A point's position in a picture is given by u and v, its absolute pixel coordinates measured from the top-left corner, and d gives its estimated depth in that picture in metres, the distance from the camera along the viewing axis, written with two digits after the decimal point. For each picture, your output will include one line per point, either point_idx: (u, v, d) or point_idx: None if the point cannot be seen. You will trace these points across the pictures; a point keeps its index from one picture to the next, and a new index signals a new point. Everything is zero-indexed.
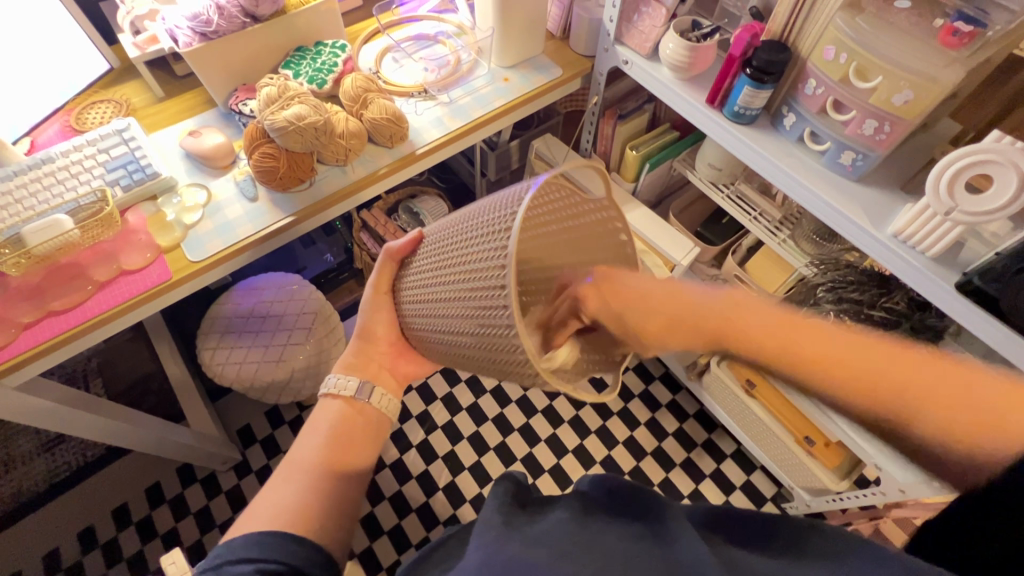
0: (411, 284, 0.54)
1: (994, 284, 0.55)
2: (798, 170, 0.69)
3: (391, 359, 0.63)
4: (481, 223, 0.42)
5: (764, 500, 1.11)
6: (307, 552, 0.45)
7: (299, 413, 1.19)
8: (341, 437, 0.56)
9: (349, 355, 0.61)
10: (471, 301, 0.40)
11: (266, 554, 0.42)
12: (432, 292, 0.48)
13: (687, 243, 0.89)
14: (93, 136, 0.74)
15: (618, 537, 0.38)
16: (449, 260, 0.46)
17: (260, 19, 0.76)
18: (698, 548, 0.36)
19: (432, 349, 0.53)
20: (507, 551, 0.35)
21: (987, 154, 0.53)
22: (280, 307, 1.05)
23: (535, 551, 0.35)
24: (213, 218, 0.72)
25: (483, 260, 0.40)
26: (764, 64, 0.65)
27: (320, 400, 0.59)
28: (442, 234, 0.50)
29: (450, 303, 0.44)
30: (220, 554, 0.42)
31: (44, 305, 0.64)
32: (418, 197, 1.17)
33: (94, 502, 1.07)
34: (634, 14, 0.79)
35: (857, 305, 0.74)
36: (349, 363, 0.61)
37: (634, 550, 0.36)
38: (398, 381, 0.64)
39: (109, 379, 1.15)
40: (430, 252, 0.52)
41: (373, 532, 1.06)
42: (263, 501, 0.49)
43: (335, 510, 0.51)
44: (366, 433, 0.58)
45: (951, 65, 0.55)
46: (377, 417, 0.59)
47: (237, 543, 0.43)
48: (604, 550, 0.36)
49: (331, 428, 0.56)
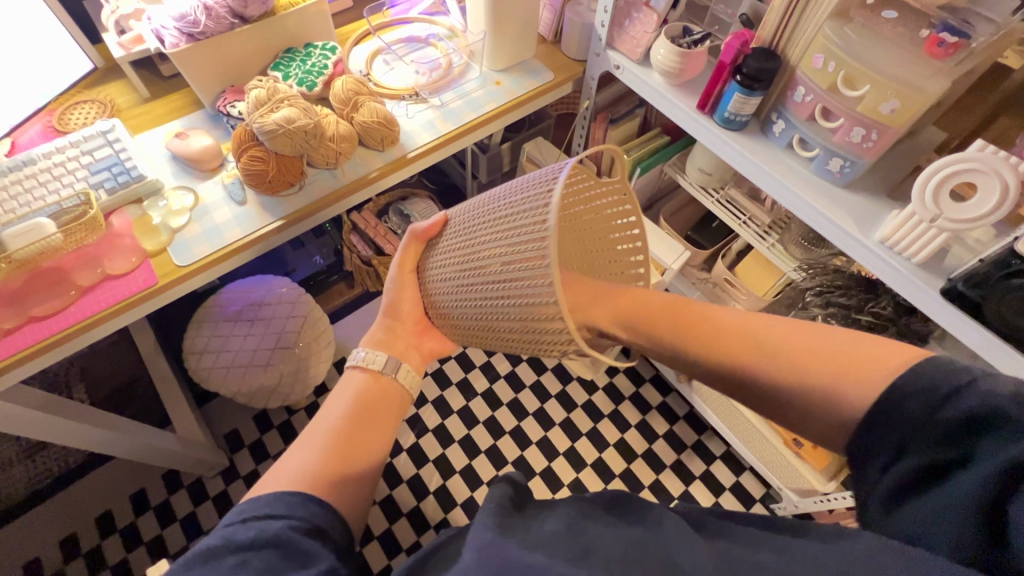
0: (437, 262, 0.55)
1: (977, 291, 0.56)
2: (787, 177, 0.69)
3: (418, 336, 0.61)
4: (526, 200, 0.45)
5: (752, 501, 1.12)
6: (330, 515, 0.44)
7: (288, 418, 1.18)
8: (362, 415, 0.52)
9: (378, 331, 0.59)
10: (518, 277, 0.43)
11: (291, 511, 0.42)
12: (464, 270, 0.50)
13: (676, 247, 0.90)
14: (76, 137, 0.72)
15: (615, 539, 0.37)
16: (483, 242, 0.48)
17: (248, 20, 0.76)
18: (696, 549, 0.36)
19: (456, 326, 0.55)
20: (503, 550, 0.35)
21: (973, 163, 0.53)
22: (267, 310, 1.03)
23: (533, 551, 0.35)
24: (201, 222, 0.71)
25: (531, 236, 0.42)
26: (754, 71, 0.66)
27: (345, 372, 0.56)
28: (473, 214, 0.52)
29: (486, 277, 0.46)
30: (244, 509, 0.42)
31: (25, 311, 0.63)
32: (409, 200, 1.16)
33: (76, 509, 1.05)
34: (625, 19, 0.79)
35: (844, 309, 0.78)
36: (379, 339, 0.58)
37: (635, 546, 0.37)
38: (424, 357, 0.61)
39: (93, 384, 1.13)
40: (460, 225, 0.54)
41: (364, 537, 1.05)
42: (278, 469, 0.47)
43: (353, 498, 0.48)
44: (384, 414, 0.54)
45: (936, 75, 0.56)
46: (399, 395, 0.56)
47: (258, 502, 0.43)
48: (602, 555, 0.36)
49: (356, 400, 0.53)
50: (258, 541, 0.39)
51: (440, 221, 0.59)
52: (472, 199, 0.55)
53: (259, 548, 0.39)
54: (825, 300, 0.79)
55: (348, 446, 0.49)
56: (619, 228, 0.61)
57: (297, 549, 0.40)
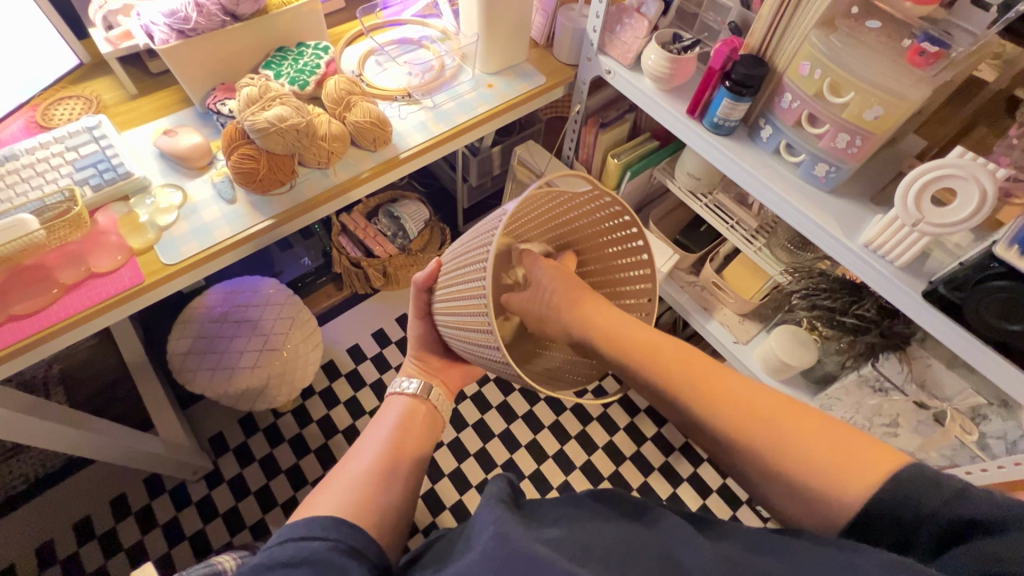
0: (454, 325, 0.54)
1: (958, 293, 0.58)
2: (774, 181, 0.71)
3: (442, 369, 0.73)
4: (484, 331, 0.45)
5: (739, 502, 1.13)
6: (363, 537, 0.48)
7: (275, 421, 1.16)
8: (404, 428, 0.66)
9: (411, 365, 0.74)
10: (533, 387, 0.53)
11: (327, 534, 0.47)
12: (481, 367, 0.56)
13: (665, 251, 0.92)
14: (60, 133, 0.71)
15: (617, 540, 0.39)
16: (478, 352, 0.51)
17: (240, 18, 0.75)
18: (699, 552, 0.37)
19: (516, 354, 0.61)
20: (510, 544, 0.37)
21: (952, 169, 0.55)
22: (255, 312, 1.02)
23: (541, 547, 0.37)
24: (189, 220, 0.70)
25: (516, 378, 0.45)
26: (742, 77, 0.67)
27: (387, 397, 0.70)
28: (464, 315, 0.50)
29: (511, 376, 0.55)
30: (286, 532, 0.47)
31: (6, 308, 0.61)
32: (399, 201, 1.18)
33: (54, 515, 1.02)
34: (617, 25, 0.81)
35: (829, 312, 0.80)
36: (415, 368, 0.73)
37: (637, 548, 0.38)
38: (453, 387, 0.75)
39: (72, 385, 1.10)
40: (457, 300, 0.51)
41: None
42: (330, 484, 0.57)
43: (393, 511, 0.55)
44: (425, 431, 0.68)
45: (917, 84, 0.58)
46: (432, 415, 0.70)
47: (298, 526, 0.47)
48: (606, 554, 0.37)
49: (399, 419, 0.67)
50: (295, 558, 0.43)
51: (433, 269, 0.63)
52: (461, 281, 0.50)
53: (297, 564, 0.43)
54: (811, 303, 0.81)
55: (390, 460, 0.61)
56: (603, 209, 0.55)
57: (331, 567, 0.43)
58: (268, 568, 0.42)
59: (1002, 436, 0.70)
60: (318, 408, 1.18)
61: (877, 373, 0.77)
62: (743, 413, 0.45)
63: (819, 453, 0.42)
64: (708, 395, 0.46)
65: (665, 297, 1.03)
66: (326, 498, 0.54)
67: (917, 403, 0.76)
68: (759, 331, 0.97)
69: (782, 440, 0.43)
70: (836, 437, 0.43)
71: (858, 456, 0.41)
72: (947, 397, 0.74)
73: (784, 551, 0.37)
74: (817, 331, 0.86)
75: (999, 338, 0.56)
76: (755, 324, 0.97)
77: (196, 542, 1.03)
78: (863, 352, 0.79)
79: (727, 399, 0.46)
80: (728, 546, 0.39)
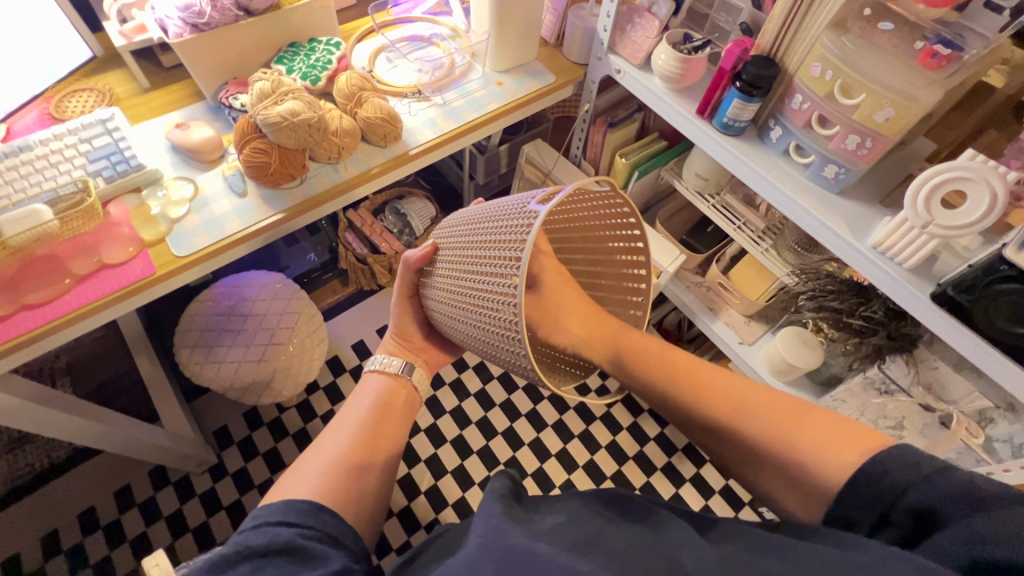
0: (457, 308, 0.54)
1: (966, 296, 0.58)
2: (782, 181, 0.71)
3: (423, 346, 0.72)
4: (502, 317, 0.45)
5: (742, 504, 1.13)
6: (339, 524, 0.50)
7: (279, 416, 1.17)
8: (385, 406, 0.65)
9: (390, 342, 0.72)
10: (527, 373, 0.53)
11: (300, 520, 0.48)
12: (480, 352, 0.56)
13: (672, 251, 0.92)
14: (75, 125, 0.72)
15: (619, 540, 0.39)
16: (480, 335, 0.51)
17: (253, 13, 0.76)
18: (700, 553, 0.37)
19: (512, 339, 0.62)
20: (505, 541, 0.37)
21: (962, 172, 0.55)
22: (261, 306, 1.03)
23: (538, 545, 0.37)
24: (201, 213, 0.71)
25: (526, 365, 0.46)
26: (753, 78, 0.67)
27: (367, 374, 0.69)
28: (475, 298, 0.49)
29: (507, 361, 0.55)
30: (257, 516, 0.48)
31: (19, 298, 0.62)
32: (406, 199, 1.19)
33: (59, 506, 1.03)
34: (628, 25, 0.81)
35: (836, 313, 0.80)
36: (393, 348, 0.71)
37: (638, 548, 0.38)
38: (428, 363, 0.74)
39: (79, 377, 1.11)
40: (469, 283, 0.50)
41: (382, 549, 1.04)
42: (305, 460, 0.57)
43: (368, 498, 0.56)
44: (405, 412, 0.67)
45: (930, 86, 0.58)
46: (411, 395, 0.69)
47: (270, 510, 0.48)
48: (606, 550, 0.37)
49: (377, 396, 0.66)
50: (270, 547, 0.44)
51: (429, 249, 0.62)
52: (478, 264, 0.49)
53: (272, 554, 0.44)
54: (818, 304, 0.81)
55: (369, 443, 0.60)
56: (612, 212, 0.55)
57: (302, 551, 0.45)
58: (243, 557, 0.43)
59: (1008, 440, 0.70)
60: (322, 403, 1.19)
61: (884, 375, 0.78)
62: (735, 403, 0.51)
63: (804, 431, 0.46)
64: (704, 389, 0.53)
65: (670, 297, 1.04)
66: (301, 481, 0.54)
67: (923, 405, 0.76)
68: (765, 332, 0.97)
69: (773, 425, 0.48)
70: (820, 420, 0.47)
71: (842, 434, 0.45)
72: (953, 399, 0.74)
73: (790, 550, 0.37)
74: (822, 333, 0.86)
75: (1007, 341, 0.56)
76: (760, 325, 0.98)
77: (199, 535, 1.04)
78: (869, 353, 0.78)
79: (720, 392, 0.52)
80: (733, 547, 0.39)
